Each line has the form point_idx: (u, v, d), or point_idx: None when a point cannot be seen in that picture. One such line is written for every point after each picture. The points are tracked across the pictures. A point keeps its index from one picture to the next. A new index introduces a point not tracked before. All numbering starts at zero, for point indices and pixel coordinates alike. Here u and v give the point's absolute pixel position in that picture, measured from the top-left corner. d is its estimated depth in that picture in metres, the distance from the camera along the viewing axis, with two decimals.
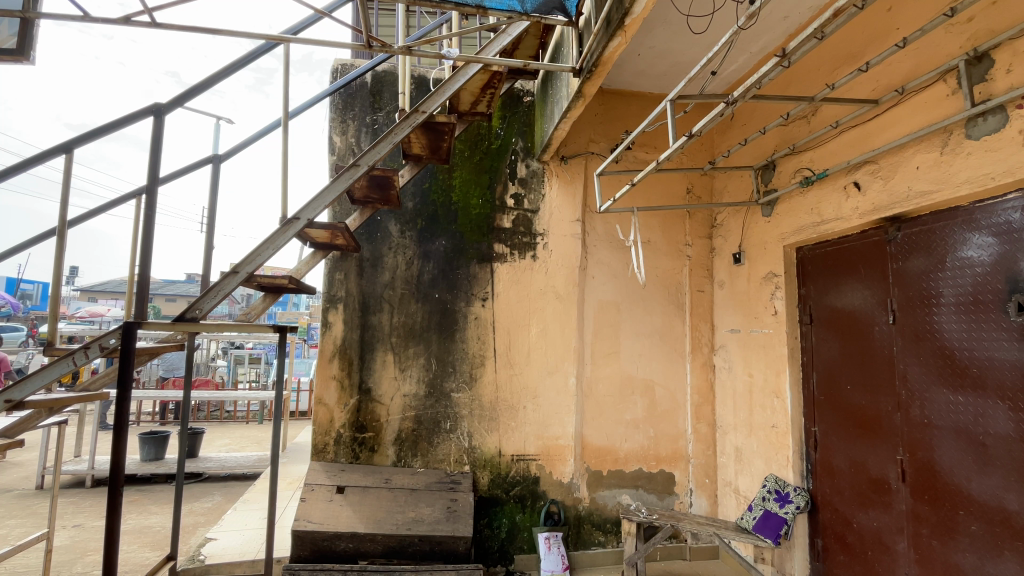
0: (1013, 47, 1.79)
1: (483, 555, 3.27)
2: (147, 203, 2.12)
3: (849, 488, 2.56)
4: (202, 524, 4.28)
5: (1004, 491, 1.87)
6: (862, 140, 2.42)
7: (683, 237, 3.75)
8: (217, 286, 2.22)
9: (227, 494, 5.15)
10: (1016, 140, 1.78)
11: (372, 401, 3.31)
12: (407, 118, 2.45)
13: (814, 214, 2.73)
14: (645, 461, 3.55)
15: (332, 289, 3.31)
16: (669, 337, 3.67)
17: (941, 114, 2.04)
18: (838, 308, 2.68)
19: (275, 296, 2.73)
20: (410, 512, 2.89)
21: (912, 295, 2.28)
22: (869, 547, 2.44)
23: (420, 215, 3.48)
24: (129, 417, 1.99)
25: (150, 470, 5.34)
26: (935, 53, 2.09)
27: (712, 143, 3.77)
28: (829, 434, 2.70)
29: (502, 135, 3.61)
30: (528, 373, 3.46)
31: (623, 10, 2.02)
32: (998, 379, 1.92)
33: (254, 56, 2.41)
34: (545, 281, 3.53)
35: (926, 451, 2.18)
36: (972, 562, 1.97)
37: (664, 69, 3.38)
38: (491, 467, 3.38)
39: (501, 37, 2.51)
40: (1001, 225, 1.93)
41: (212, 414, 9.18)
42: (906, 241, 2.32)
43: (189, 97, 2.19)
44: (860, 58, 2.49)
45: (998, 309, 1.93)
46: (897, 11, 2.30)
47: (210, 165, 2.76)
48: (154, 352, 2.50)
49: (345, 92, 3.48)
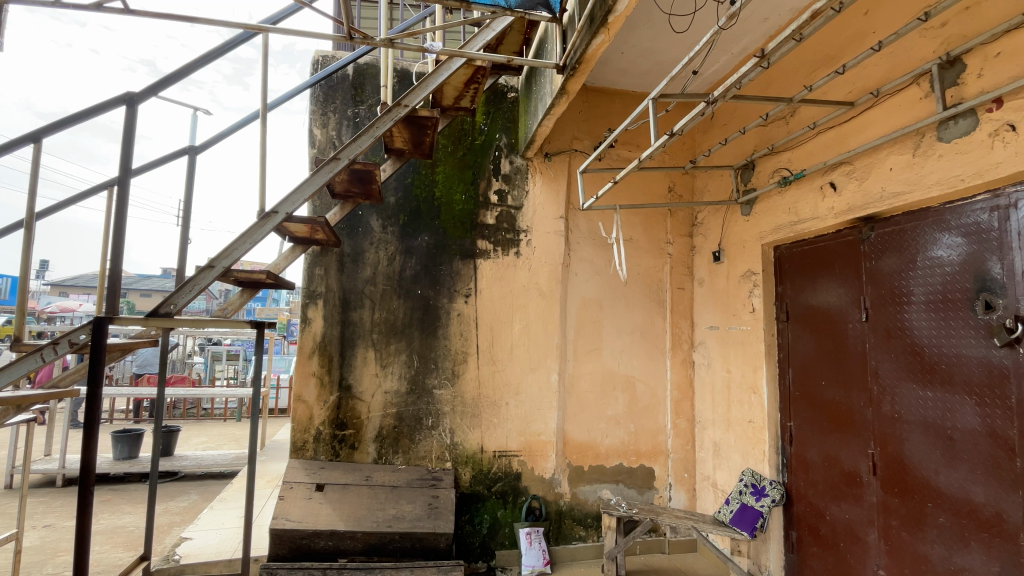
0: (984, 52, 1.84)
1: (465, 551, 3.27)
2: (118, 195, 2.06)
3: (823, 481, 2.62)
4: (177, 523, 4.20)
5: (971, 483, 1.93)
6: (839, 141, 2.47)
7: (665, 235, 3.79)
8: (192, 280, 2.16)
9: (203, 492, 5.08)
10: (985, 142, 1.84)
11: (353, 398, 3.27)
12: (389, 111, 2.43)
13: (792, 213, 2.78)
14: (625, 456, 3.59)
15: (312, 285, 3.26)
16: (649, 334, 3.71)
17: (914, 116, 2.09)
18: (813, 305, 2.74)
19: (254, 291, 2.67)
20: (390, 509, 2.87)
21: (884, 293, 2.34)
22: (841, 539, 2.50)
23: (402, 210, 3.44)
24: (101, 415, 1.93)
25: (123, 468, 5.23)
26: (910, 57, 2.14)
27: (693, 142, 3.81)
28: (804, 429, 2.76)
29: (486, 131, 3.59)
30: (510, 369, 3.46)
31: (606, 7, 2.02)
32: (965, 375, 1.98)
33: (232, 45, 2.36)
34: (528, 277, 3.53)
35: (896, 445, 2.25)
36: (939, 552, 2.04)
37: (646, 68, 3.41)
38: (472, 464, 3.37)
39: (485, 32, 2.49)
40: (970, 225, 1.99)
41: (189, 412, 9.02)
42: (879, 240, 2.37)
43: (164, 86, 2.13)
44: (838, 60, 2.54)
45: (966, 307, 1.99)
46: (874, 15, 2.34)
47: (186, 157, 2.69)
48: (126, 347, 2.43)
49: (326, 83, 3.42)
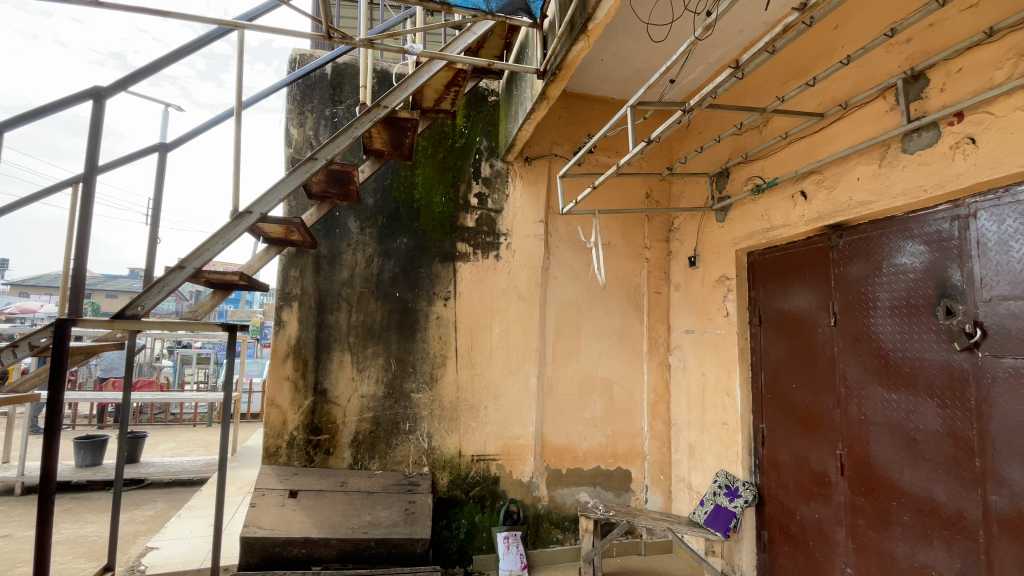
0: (946, 68, 1.92)
1: (442, 556, 3.24)
2: (83, 192, 1.98)
3: (794, 482, 2.69)
4: (142, 533, 4.04)
5: (933, 483, 2.00)
6: (809, 150, 2.54)
7: (642, 240, 3.84)
8: (161, 280, 2.10)
9: (171, 500, 4.91)
10: (947, 154, 1.91)
11: (329, 403, 3.22)
12: (368, 112, 2.40)
13: (765, 220, 2.86)
14: (603, 459, 3.61)
15: (286, 287, 3.20)
16: (627, 338, 3.75)
17: (881, 128, 2.17)
18: (785, 310, 2.81)
19: (226, 292, 2.59)
20: (366, 515, 2.83)
21: (852, 298, 2.41)
22: (810, 538, 2.57)
23: (381, 212, 3.41)
24: (63, 420, 1.84)
25: (85, 477, 5.03)
26: (877, 71, 2.22)
27: (670, 149, 3.88)
28: (776, 430, 2.83)
29: (467, 134, 3.59)
30: (490, 373, 3.45)
31: (586, 14, 2.04)
32: (927, 378, 2.05)
33: (205, 41, 2.30)
34: (508, 281, 3.53)
35: (863, 446, 2.32)
36: (903, 549, 2.11)
37: (626, 75, 3.46)
38: (450, 468, 3.35)
39: (466, 35, 2.48)
40: (932, 234, 2.07)
41: (156, 417, 8.73)
42: (847, 248, 2.45)
43: (133, 81, 2.06)
44: (808, 73, 2.62)
45: (929, 312, 2.07)
46: (843, 30, 2.42)
47: (157, 154, 2.61)
48: (90, 351, 2.33)
49: (303, 82, 3.37)
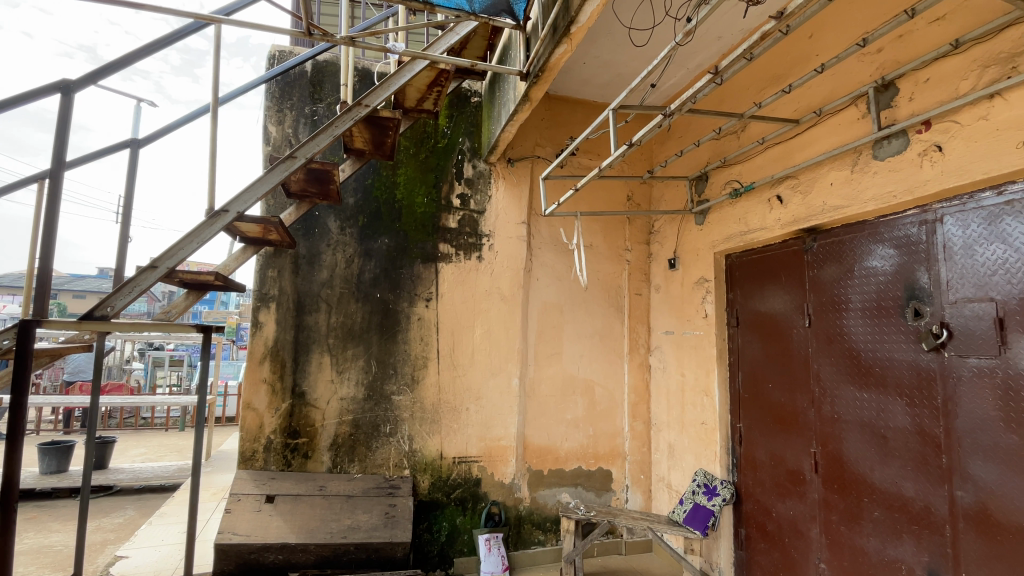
0: (915, 78, 1.99)
1: (423, 560, 3.21)
2: (49, 189, 1.91)
3: (770, 480, 2.74)
4: (111, 541, 3.91)
5: (902, 479, 2.06)
6: (785, 155, 2.60)
7: (623, 242, 3.88)
8: (132, 280, 2.04)
9: (141, 507, 4.76)
10: (915, 161, 1.98)
11: (307, 405, 3.16)
12: (349, 111, 2.37)
13: (742, 223, 2.91)
14: (584, 459, 3.63)
15: (264, 287, 3.14)
16: (608, 339, 3.78)
17: (853, 135, 2.23)
18: (761, 311, 2.87)
19: (201, 292, 2.53)
20: (345, 519, 2.79)
21: (825, 300, 2.48)
22: (786, 535, 2.62)
23: (361, 212, 3.37)
24: (26, 426, 1.76)
25: (50, 485, 4.85)
26: (849, 80, 2.28)
27: (651, 153, 3.93)
28: (752, 430, 2.88)
29: (449, 134, 3.57)
30: (471, 374, 3.44)
31: (568, 18, 2.05)
32: (897, 377, 2.11)
33: (180, 36, 2.24)
34: (490, 282, 3.53)
35: (836, 444, 2.38)
36: (874, 544, 2.17)
37: (607, 79, 3.49)
38: (431, 470, 3.32)
39: (449, 35, 2.47)
40: (901, 238, 2.14)
41: (126, 421, 8.46)
42: (821, 251, 2.52)
43: (104, 75, 1.99)
44: (784, 80, 2.69)
45: (898, 314, 2.13)
46: (818, 39, 2.49)
47: (128, 151, 2.53)
48: (56, 354, 2.25)
49: (282, 80, 3.31)
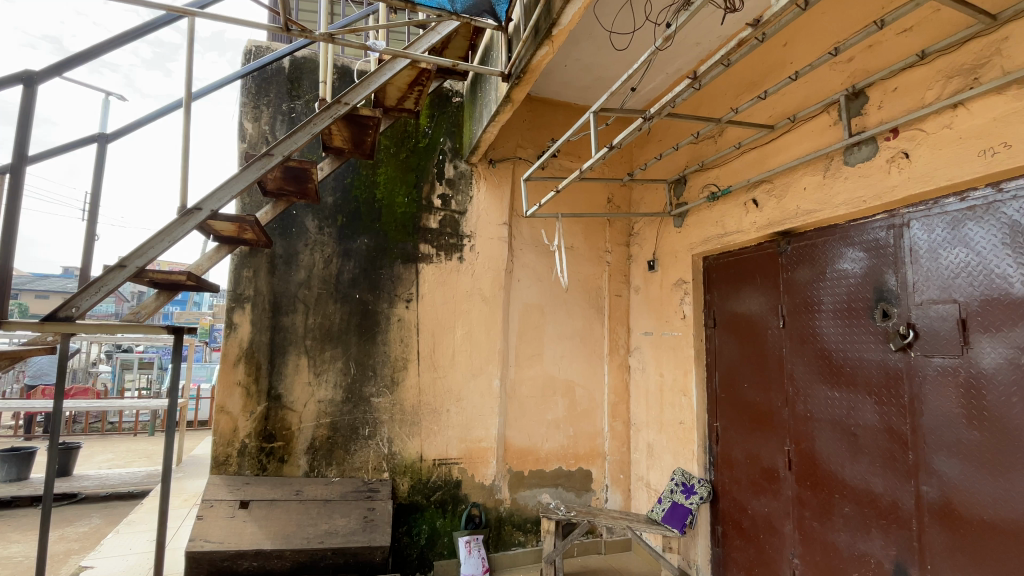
0: (884, 87, 2.05)
1: (402, 563, 3.18)
2: (10, 184, 1.82)
3: (745, 478, 2.80)
4: (76, 551, 3.76)
5: (871, 475, 2.13)
6: (761, 160, 2.66)
7: (604, 244, 3.91)
8: (99, 279, 1.97)
9: (108, 515, 4.60)
10: (884, 168, 2.05)
11: (283, 408, 3.10)
12: (328, 109, 2.33)
13: (719, 226, 2.97)
14: (565, 460, 3.65)
15: (238, 288, 3.07)
16: (589, 340, 3.80)
17: (825, 141, 2.29)
18: (737, 312, 2.93)
19: (172, 292, 2.45)
20: (323, 524, 2.74)
21: (799, 302, 2.54)
22: (760, 531, 2.68)
23: (340, 211, 3.32)
24: None
25: (10, 493, 4.64)
26: (821, 87, 2.35)
27: (631, 155, 3.97)
28: (729, 429, 2.94)
29: (430, 134, 3.55)
30: (452, 376, 3.42)
31: (550, 20, 2.05)
32: (866, 376, 2.18)
33: (151, 28, 2.17)
34: (471, 282, 3.52)
35: (809, 442, 2.44)
36: (845, 539, 2.23)
37: (588, 82, 3.52)
38: (411, 473, 3.29)
39: (430, 34, 2.46)
40: (870, 242, 2.20)
41: (92, 426, 8.16)
42: (794, 253, 2.58)
43: (70, 66, 1.92)
44: (760, 86, 2.75)
45: (867, 315, 2.20)
46: (792, 47, 2.55)
47: (96, 145, 2.43)
48: (16, 356, 2.15)
49: (259, 75, 3.24)
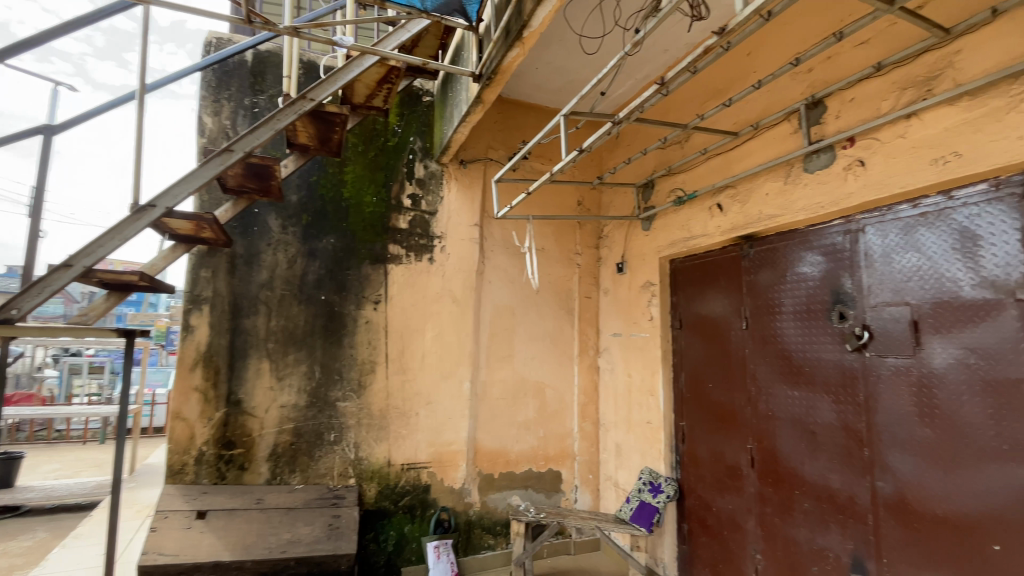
0: (841, 98, 2.14)
1: (369, 571, 3.11)
2: None
3: (710, 476, 2.86)
4: (15, 569, 3.52)
5: (829, 471, 2.21)
6: (725, 166, 2.73)
7: (574, 246, 3.94)
8: (42, 280, 1.86)
9: (53, 529, 4.33)
10: (841, 175, 2.13)
11: (244, 414, 2.98)
12: (293, 104, 2.26)
13: (686, 229, 3.03)
14: (535, 461, 3.65)
15: (196, 289, 2.94)
16: (559, 341, 3.82)
17: (786, 148, 2.37)
18: (702, 314, 3.00)
19: (124, 293, 2.33)
20: (285, 533, 2.65)
21: (761, 304, 2.61)
22: (725, 528, 2.74)
23: (305, 210, 3.22)
24: None
25: None
26: (783, 96, 2.43)
27: (600, 159, 4.02)
28: (694, 428, 3.00)
29: (400, 133, 3.49)
30: (421, 378, 3.37)
31: (521, 22, 2.05)
32: (824, 375, 2.26)
33: (103, 15, 2.06)
34: (441, 283, 3.48)
35: (771, 440, 2.51)
36: (805, 534, 2.31)
37: (559, 85, 3.54)
38: (379, 478, 3.22)
39: (400, 32, 2.42)
40: (828, 246, 2.29)
41: (35, 435, 7.68)
42: (757, 257, 2.66)
43: (11, 52, 1.80)
44: (725, 94, 2.82)
45: (825, 316, 2.28)
46: (755, 56, 2.63)
47: (40, 137, 2.29)
48: None
49: (219, 68, 3.12)
